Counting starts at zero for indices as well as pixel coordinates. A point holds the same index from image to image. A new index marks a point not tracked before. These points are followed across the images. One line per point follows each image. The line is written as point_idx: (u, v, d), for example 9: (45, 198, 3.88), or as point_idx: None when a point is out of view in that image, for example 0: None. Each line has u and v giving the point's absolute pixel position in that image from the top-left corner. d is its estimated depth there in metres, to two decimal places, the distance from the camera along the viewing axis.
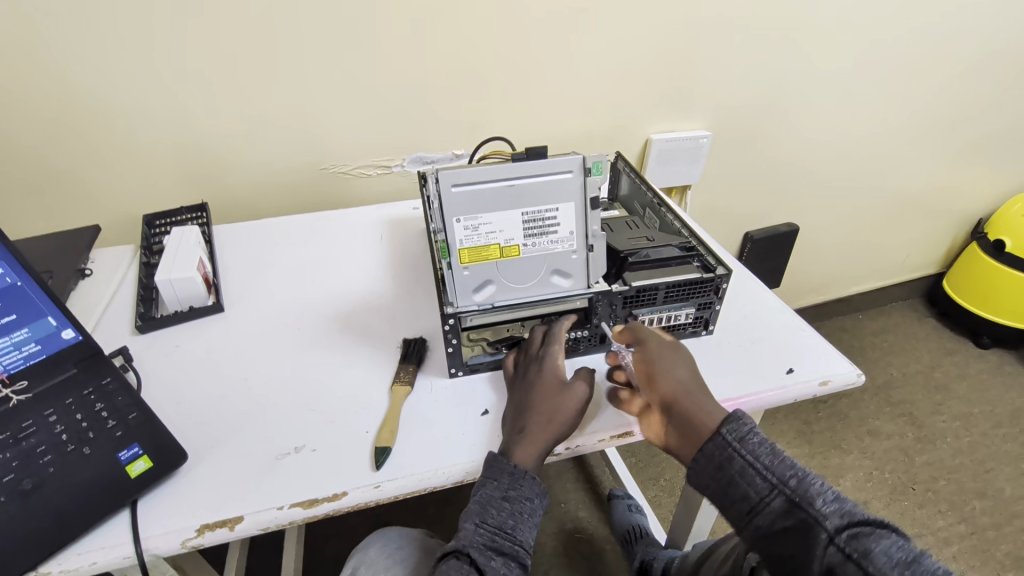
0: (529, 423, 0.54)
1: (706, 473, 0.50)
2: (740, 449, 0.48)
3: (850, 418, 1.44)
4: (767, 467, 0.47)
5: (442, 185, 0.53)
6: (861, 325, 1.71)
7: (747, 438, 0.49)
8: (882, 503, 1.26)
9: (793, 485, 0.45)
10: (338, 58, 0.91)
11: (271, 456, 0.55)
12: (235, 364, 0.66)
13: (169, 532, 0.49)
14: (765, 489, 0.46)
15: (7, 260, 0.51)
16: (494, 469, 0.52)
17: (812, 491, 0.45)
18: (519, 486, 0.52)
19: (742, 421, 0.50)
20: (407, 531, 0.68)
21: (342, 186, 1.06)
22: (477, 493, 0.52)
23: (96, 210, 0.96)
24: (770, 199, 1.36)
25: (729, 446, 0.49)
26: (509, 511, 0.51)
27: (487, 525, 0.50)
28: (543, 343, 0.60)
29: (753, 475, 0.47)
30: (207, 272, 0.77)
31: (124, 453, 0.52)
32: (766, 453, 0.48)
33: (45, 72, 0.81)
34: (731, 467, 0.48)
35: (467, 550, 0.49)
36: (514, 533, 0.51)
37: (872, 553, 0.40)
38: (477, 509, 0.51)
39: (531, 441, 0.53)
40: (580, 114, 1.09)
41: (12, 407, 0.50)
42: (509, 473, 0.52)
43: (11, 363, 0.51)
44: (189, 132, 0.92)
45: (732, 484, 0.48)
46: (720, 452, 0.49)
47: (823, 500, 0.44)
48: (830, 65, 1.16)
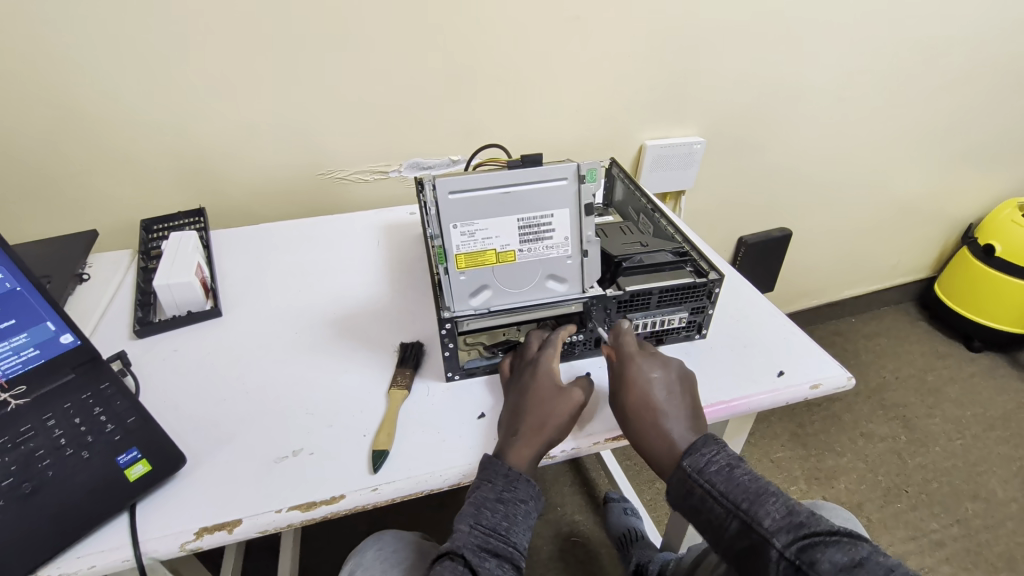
0: (523, 427, 0.55)
1: (677, 502, 0.52)
2: (698, 478, 0.51)
3: (844, 421, 1.45)
4: (723, 493, 0.49)
5: (438, 192, 0.54)
6: (854, 329, 1.73)
7: (702, 467, 0.51)
8: (875, 505, 1.27)
9: (746, 509, 0.48)
10: (336, 65, 0.92)
11: (269, 460, 0.56)
12: (233, 369, 0.67)
13: (168, 536, 0.50)
14: (723, 514, 0.49)
15: (7, 266, 0.52)
16: (489, 472, 0.53)
17: (763, 512, 0.47)
18: (513, 488, 0.52)
19: (696, 450, 0.52)
20: (402, 535, 0.68)
21: (339, 192, 1.06)
22: (471, 496, 0.53)
23: (94, 215, 0.96)
24: (763, 204, 1.38)
25: (687, 478, 0.51)
26: (503, 513, 0.51)
27: (481, 527, 0.51)
28: (538, 347, 0.61)
29: (711, 504, 0.49)
30: (205, 277, 0.77)
31: (123, 457, 0.52)
32: (721, 480, 0.50)
33: (44, 78, 0.82)
34: (692, 497, 0.51)
35: (461, 550, 0.49)
36: (508, 536, 0.51)
37: (818, 564, 0.42)
38: (471, 511, 0.51)
39: (524, 444, 0.54)
40: (575, 120, 1.10)
41: (10, 411, 0.51)
42: (504, 476, 0.53)
43: (8, 368, 0.52)
44: (187, 138, 0.93)
45: (698, 512, 0.51)
46: (682, 483, 0.51)
47: (773, 519, 0.46)
48: (821, 73, 1.18)
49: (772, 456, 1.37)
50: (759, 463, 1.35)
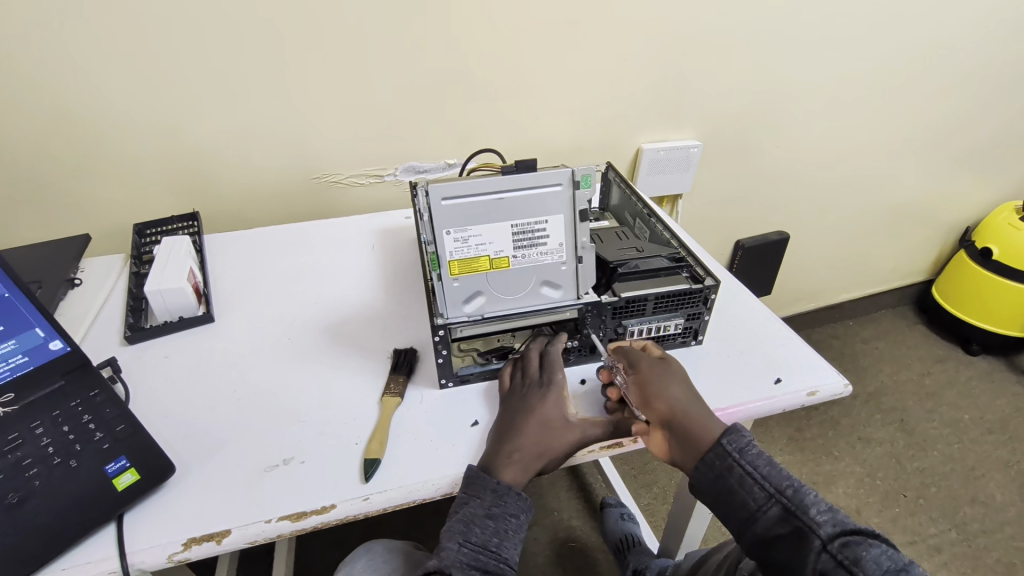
0: (520, 448, 0.54)
1: (705, 483, 0.52)
2: (740, 458, 0.51)
3: (842, 425, 1.45)
4: (765, 477, 0.50)
5: (431, 198, 0.54)
6: (852, 332, 1.73)
7: (746, 450, 0.52)
8: (873, 510, 1.26)
9: (790, 496, 0.48)
10: (331, 68, 0.92)
11: (259, 468, 0.55)
12: (224, 375, 0.66)
13: (155, 547, 0.49)
14: (763, 498, 0.49)
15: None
16: (479, 488, 0.52)
17: (807, 500, 0.48)
18: (502, 503, 0.52)
19: (740, 433, 0.53)
20: (394, 544, 0.67)
21: (335, 195, 1.06)
22: (460, 511, 0.52)
23: (86, 219, 0.96)
24: (761, 207, 1.38)
25: (728, 455, 0.52)
26: (493, 529, 0.51)
27: (470, 544, 0.50)
28: (547, 369, 0.60)
29: (750, 485, 0.50)
30: (198, 282, 0.77)
31: (112, 466, 0.52)
32: (763, 464, 0.51)
33: (36, 82, 0.81)
34: (729, 476, 0.51)
35: (449, 569, 0.49)
36: (499, 552, 0.51)
37: (862, 560, 0.43)
38: (461, 528, 0.51)
39: (519, 465, 0.54)
40: (572, 124, 1.10)
41: None
42: (492, 490, 0.52)
43: None
44: (181, 142, 0.92)
45: (730, 493, 0.51)
46: (720, 461, 0.52)
47: (817, 509, 0.47)
48: (818, 76, 1.18)
49: None
50: None
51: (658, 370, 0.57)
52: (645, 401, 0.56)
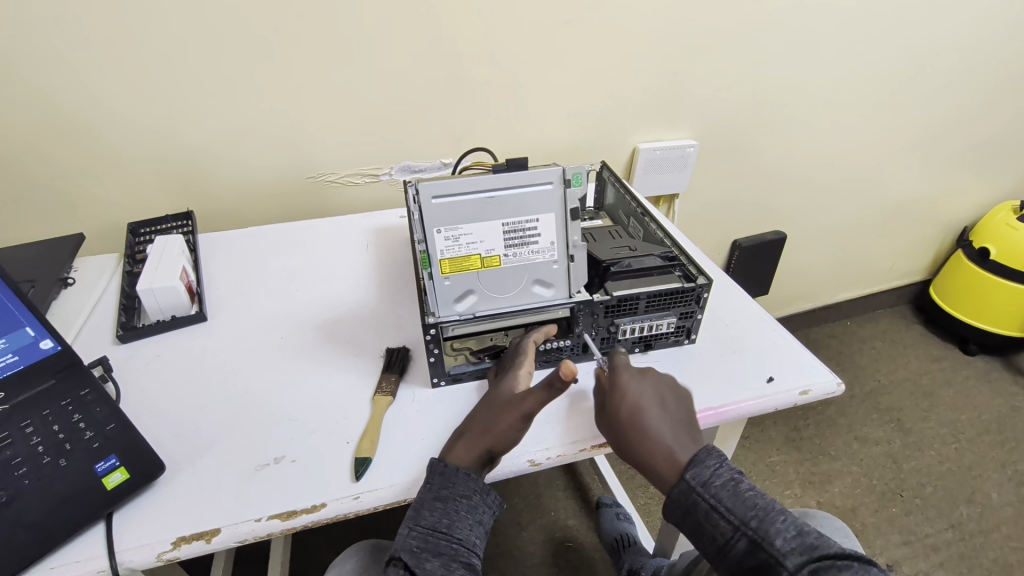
0: (467, 430, 0.54)
1: (675, 516, 0.50)
2: (703, 492, 0.48)
3: (839, 424, 1.45)
4: (729, 509, 0.47)
5: (422, 196, 0.54)
6: (849, 331, 1.73)
7: (707, 481, 0.49)
8: (869, 509, 1.26)
9: (755, 527, 0.46)
10: (325, 68, 0.92)
11: (250, 468, 0.55)
12: (216, 375, 0.66)
13: (144, 546, 0.49)
14: (730, 531, 0.47)
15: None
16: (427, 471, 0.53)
17: (773, 530, 0.46)
18: (450, 485, 0.51)
19: (701, 462, 0.50)
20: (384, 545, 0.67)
21: (330, 195, 1.06)
22: (412, 498, 0.52)
23: (80, 218, 0.95)
24: (757, 206, 1.37)
25: (692, 490, 0.49)
26: (442, 510, 0.50)
27: (420, 528, 0.50)
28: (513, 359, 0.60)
29: (716, 519, 0.48)
30: (191, 282, 0.76)
31: (102, 465, 0.52)
32: (728, 493, 0.48)
33: (28, 80, 0.81)
34: (693, 510, 0.49)
35: (399, 554, 0.48)
36: (451, 532, 0.50)
37: None
38: (409, 513, 0.50)
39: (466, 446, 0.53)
40: (567, 123, 1.10)
41: None
42: (438, 473, 0.52)
43: None
44: (175, 141, 0.92)
45: (699, 528, 0.49)
46: (684, 496, 0.49)
47: (783, 539, 0.45)
48: (815, 75, 1.18)
49: (766, 460, 1.36)
50: (754, 468, 1.34)
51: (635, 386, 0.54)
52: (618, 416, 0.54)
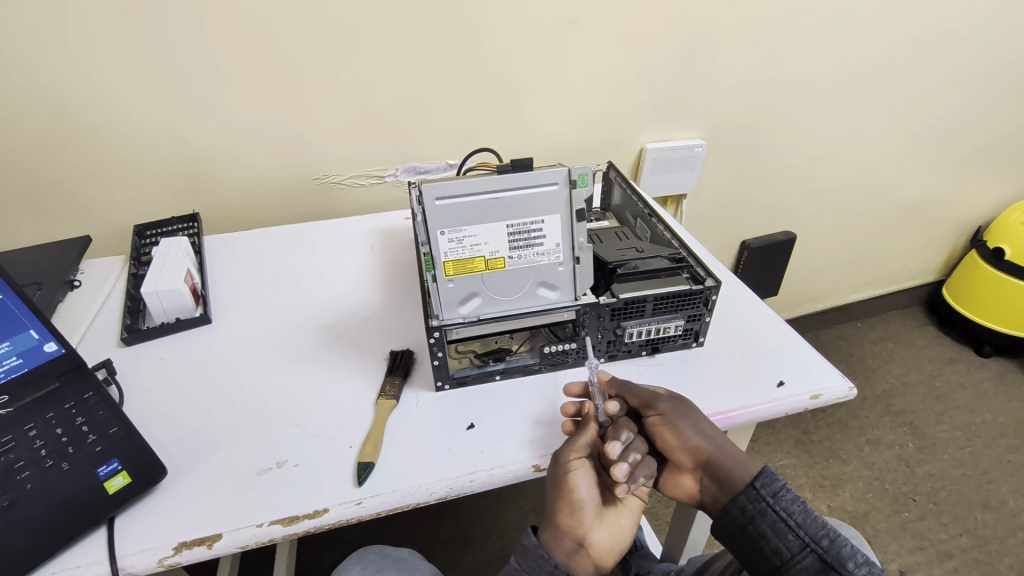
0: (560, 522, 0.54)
1: (737, 527, 0.51)
2: (774, 503, 0.50)
3: (851, 427, 1.42)
4: (800, 524, 0.48)
5: (425, 198, 0.53)
6: (860, 333, 1.70)
7: (779, 493, 0.50)
8: (881, 514, 1.24)
9: (826, 546, 0.47)
10: (330, 69, 0.91)
11: (252, 472, 0.55)
12: (219, 378, 0.65)
13: (147, 550, 0.49)
14: (797, 546, 0.48)
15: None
16: (526, 553, 0.54)
17: (844, 553, 0.46)
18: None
19: (774, 476, 0.52)
20: (390, 550, 0.66)
21: (335, 196, 1.06)
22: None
23: (87, 220, 0.96)
24: (765, 207, 1.36)
25: (762, 498, 0.51)
26: None
27: None
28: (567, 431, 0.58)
29: (784, 531, 0.48)
30: (195, 284, 0.76)
31: (103, 469, 0.51)
32: (798, 510, 0.49)
33: (34, 84, 0.82)
34: (761, 518, 0.50)
35: None
36: None
37: None
38: None
39: (557, 537, 0.53)
40: (573, 123, 1.09)
41: None
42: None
43: None
44: (180, 143, 0.92)
45: (763, 539, 0.49)
46: (752, 504, 0.51)
47: (855, 562, 0.45)
48: (824, 73, 1.16)
49: (776, 463, 1.35)
50: None
51: (677, 412, 0.55)
52: (671, 443, 0.56)
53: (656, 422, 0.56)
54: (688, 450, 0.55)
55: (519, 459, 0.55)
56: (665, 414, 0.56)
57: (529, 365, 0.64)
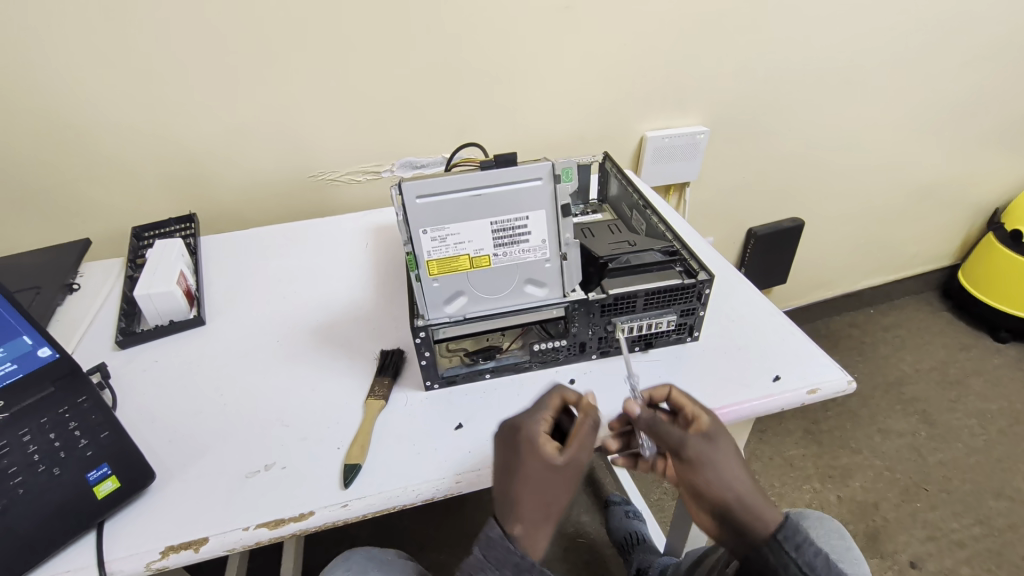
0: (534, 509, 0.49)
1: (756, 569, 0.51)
2: (797, 557, 0.49)
3: (861, 416, 1.39)
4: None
5: (405, 197, 0.52)
6: (873, 320, 1.66)
7: (802, 548, 0.49)
8: (892, 504, 1.22)
9: None
10: (320, 65, 0.90)
11: (241, 474, 0.55)
12: (211, 380, 0.66)
13: (133, 555, 0.49)
14: None
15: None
16: (487, 555, 0.49)
17: None
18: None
19: (798, 531, 0.50)
20: (374, 552, 0.65)
21: (331, 193, 1.05)
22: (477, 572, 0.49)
23: (86, 223, 0.96)
24: (771, 195, 1.33)
25: (784, 551, 0.49)
26: None
27: None
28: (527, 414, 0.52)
29: None
30: (189, 285, 0.76)
31: (93, 474, 0.52)
32: (822, 565, 0.48)
33: (25, 87, 0.82)
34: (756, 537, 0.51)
35: None
36: None
37: None
38: None
39: (529, 544, 0.49)
40: (570, 113, 1.07)
41: None
42: (513, 566, 0.48)
43: None
44: (175, 144, 0.92)
45: None
46: (774, 557, 0.49)
47: None
48: (831, 52, 1.12)
49: (784, 454, 1.32)
50: (770, 463, 1.30)
51: (709, 457, 0.51)
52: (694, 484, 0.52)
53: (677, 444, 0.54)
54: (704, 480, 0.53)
55: None
56: (690, 460, 0.51)
57: (520, 363, 0.63)
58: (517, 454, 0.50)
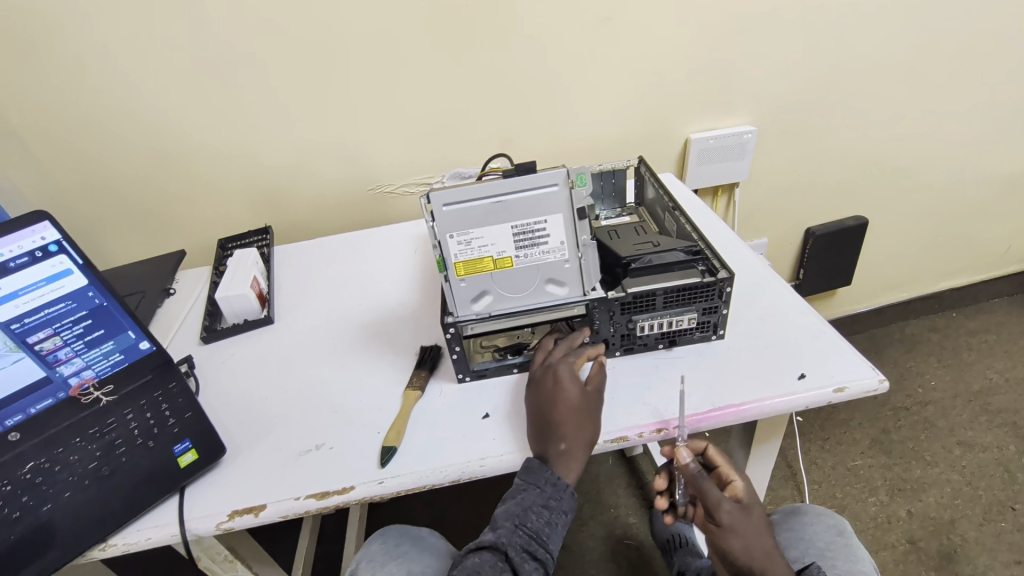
0: (565, 432, 0.57)
1: None
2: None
3: (938, 427, 1.30)
4: None
5: (433, 205, 0.57)
6: (957, 324, 1.54)
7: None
8: (972, 523, 1.13)
9: None
10: (376, 89, 0.99)
11: (295, 452, 0.62)
12: (275, 372, 0.75)
13: (206, 516, 0.58)
14: None
15: (90, 279, 0.57)
16: (534, 480, 0.56)
17: None
18: (559, 497, 0.56)
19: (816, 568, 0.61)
20: (411, 528, 0.71)
21: (388, 205, 1.14)
22: (519, 496, 0.56)
23: (182, 237, 1.11)
24: (831, 193, 1.27)
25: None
26: (546, 519, 0.56)
27: (525, 528, 0.55)
28: (557, 356, 0.63)
29: None
30: (261, 288, 0.87)
31: (177, 447, 0.61)
32: None
33: (134, 121, 0.96)
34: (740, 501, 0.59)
35: (504, 547, 0.54)
36: (547, 541, 0.55)
37: None
38: (518, 513, 0.56)
39: (572, 462, 0.57)
40: (613, 120, 1.09)
41: (101, 407, 0.59)
42: (543, 506, 0.56)
43: (101, 369, 0.59)
44: (254, 165, 1.05)
45: None
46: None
47: None
48: (892, 42, 1.07)
49: (848, 464, 1.26)
50: (833, 472, 1.24)
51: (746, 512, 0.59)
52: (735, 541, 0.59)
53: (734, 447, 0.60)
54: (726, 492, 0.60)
55: (526, 448, 0.59)
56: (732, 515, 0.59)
57: None
58: (557, 385, 0.59)
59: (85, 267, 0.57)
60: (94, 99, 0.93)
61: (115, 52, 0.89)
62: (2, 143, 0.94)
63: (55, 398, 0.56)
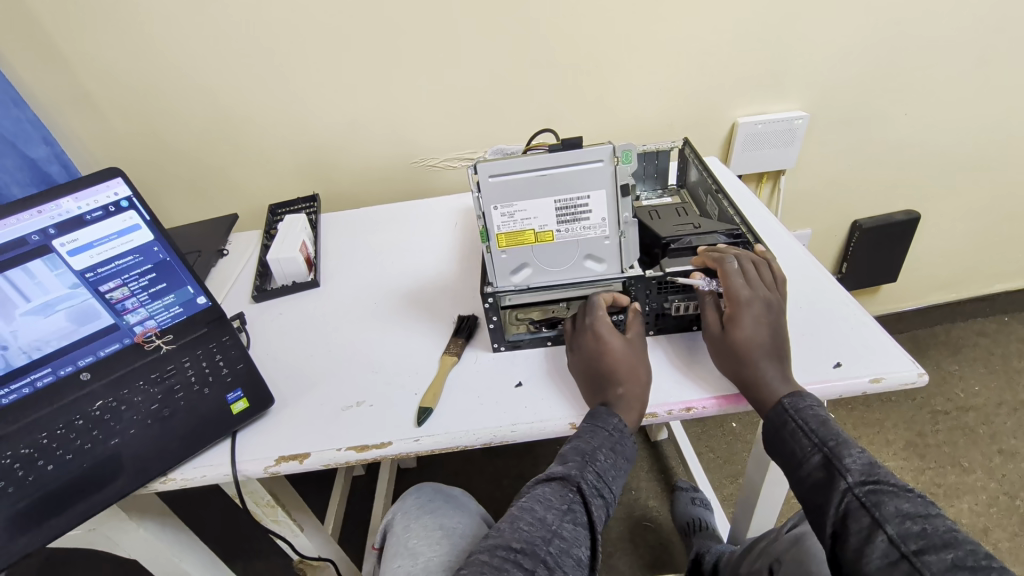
0: (619, 377, 0.59)
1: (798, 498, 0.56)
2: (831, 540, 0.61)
3: (978, 433, 1.27)
4: (814, 430, 0.52)
5: (479, 176, 0.58)
6: (1008, 329, 1.48)
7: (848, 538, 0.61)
8: (1006, 533, 1.10)
9: (832, 447, 0.50)
10: (424, 63, 1.00)
11: (337, 407, 0.66)
12: (320, 332, 0.78)
13: (255, 460, 0.62)
14: (810, 448, 0.52)
15: (156, 235, 0.61)
16: (601, 424, 0.56)
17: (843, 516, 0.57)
18: (624, 442, 0.56)
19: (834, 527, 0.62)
20: (441, 486, 0.75)
21: (430, 178, 1.16)
22: (589, 437, 0.55)
23: (234, 201, 1.16)
24: (883, 186, 1.23)
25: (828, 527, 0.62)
26: (613, 461, 0.55)
27: (595, 468, 0.54)
28: (587, 312, 0.64)
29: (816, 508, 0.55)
30: (309, 253, 0.90)
31: (230, 395, 0.65)
32: None
33: (193, 87, 1.00)
34: (787, 433, 0.53)
35: (578, 482, 0.52)
36: (612, 484, 0.54)
37: (883, 505, 0.45)
38: (590, 451, 0.54)
39: (631, 406, 0.58)
40: (659, 100, 1.08)
41: (162, 353, 0.63)
42: (612, 448, 0.55)
43: (163, 320, 0.63)
44: (303, 134, 1.08)
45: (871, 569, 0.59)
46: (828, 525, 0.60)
47: None
48: (962, 28, 1.01)
49: None
50: None
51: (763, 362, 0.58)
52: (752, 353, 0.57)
53: (776, 364, 0.57)
54: (768, 417, 0.55)
55: (557, 416, 0.61)
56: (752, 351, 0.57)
57: None
58: (598, 340, 0.62)
59: (152, 223, 0.61)
60: (157, 64, 0.97)
61: (178, 19, 0.93)
62: (74, 104, 1.00)
63: (122, 343, 0.61)
